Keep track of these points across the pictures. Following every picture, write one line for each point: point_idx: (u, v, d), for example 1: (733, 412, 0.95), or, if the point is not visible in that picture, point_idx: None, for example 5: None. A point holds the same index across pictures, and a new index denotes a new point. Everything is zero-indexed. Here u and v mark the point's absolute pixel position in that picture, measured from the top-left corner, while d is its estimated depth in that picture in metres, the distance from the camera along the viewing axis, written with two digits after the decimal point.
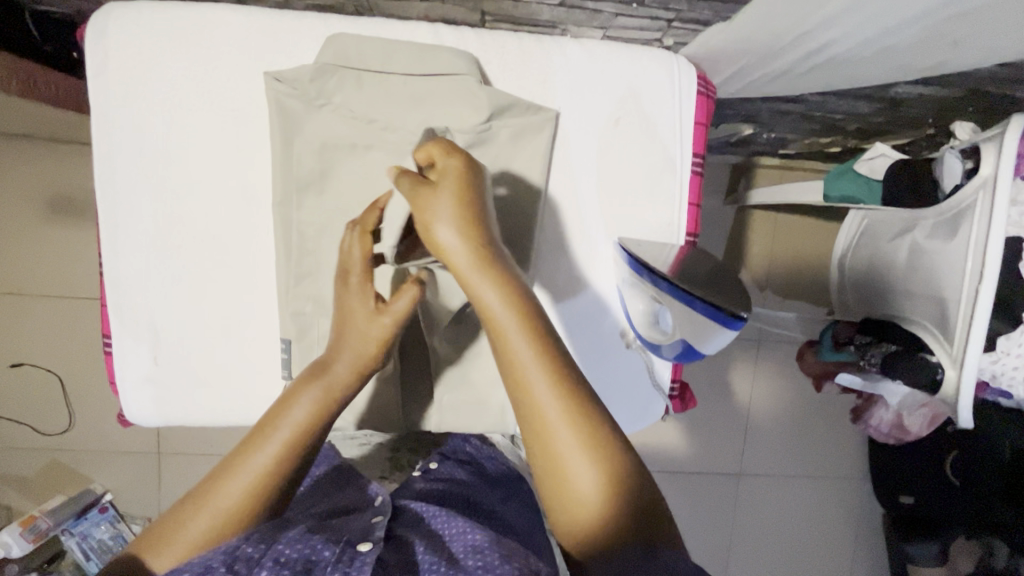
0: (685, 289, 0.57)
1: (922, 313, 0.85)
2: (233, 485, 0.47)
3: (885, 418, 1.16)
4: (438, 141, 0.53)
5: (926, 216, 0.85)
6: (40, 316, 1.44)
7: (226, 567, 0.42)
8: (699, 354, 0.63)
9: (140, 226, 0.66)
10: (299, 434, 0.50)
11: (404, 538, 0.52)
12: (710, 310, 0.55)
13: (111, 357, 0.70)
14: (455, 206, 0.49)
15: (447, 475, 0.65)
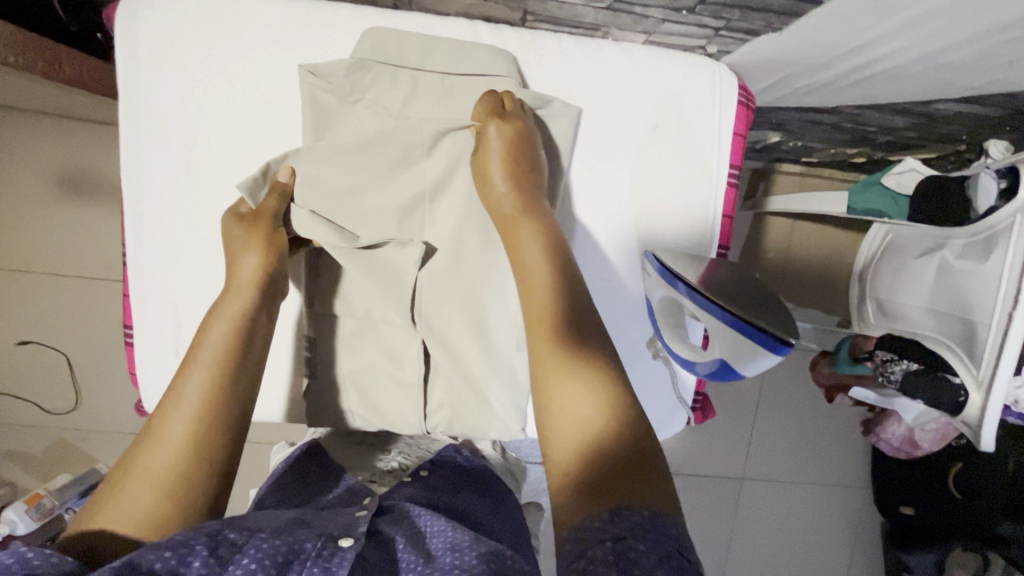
0: (728, 309, 0.57)
1: (946, 333, 0.84)
2: (178, 419, 0.50)
3: (898, 432, 1.16)
4: (490, 99, 0.62)
5: (956, 236, 0.83)
6: (51, 295, 1.43)
7: (207, 549, 0.42)
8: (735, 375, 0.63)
9: (167, 216, 0.65)
10: (221, 352, 0.54)
11: (388, 534, 0.52)
12: (754, 333, 0.55)
13: (131, 347, 0.69)
14: (501, 164, 0.61)
15: (437, 484, 0.65)
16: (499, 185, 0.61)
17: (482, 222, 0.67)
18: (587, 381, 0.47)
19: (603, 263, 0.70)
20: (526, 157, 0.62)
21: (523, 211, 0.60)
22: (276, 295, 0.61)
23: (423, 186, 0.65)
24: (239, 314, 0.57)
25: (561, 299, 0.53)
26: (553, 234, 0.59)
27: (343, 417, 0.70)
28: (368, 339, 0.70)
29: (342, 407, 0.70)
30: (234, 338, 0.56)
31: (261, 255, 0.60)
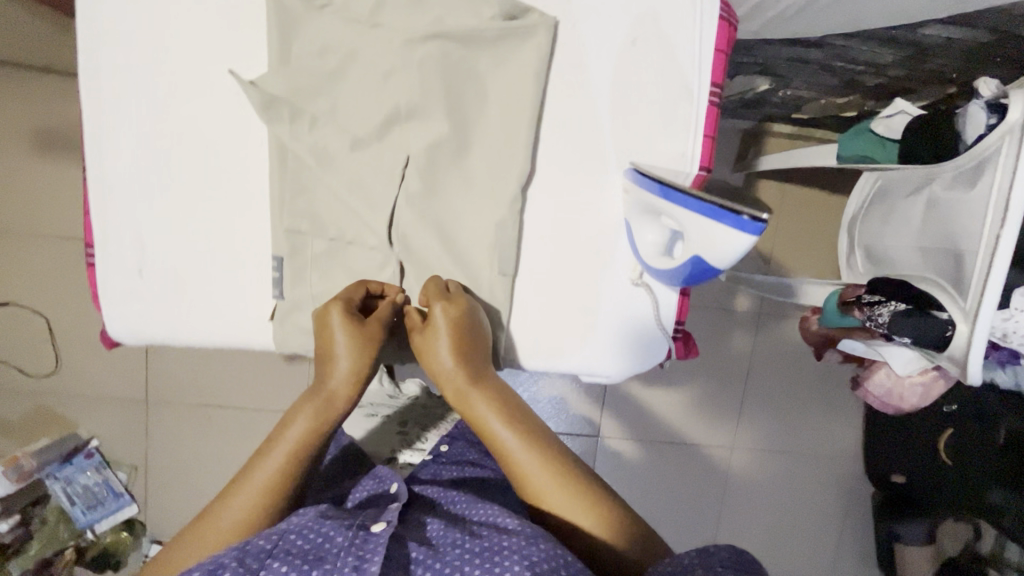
0: (693, 194, 0.54)
1: (935, 269, 0.82)
2: (247, 497, 0.58)
3: (884, 383, 1.12)
4: (434, 287, 0.65)
5: (944, 170, 0.81)
6: (30, 255, 1.40)
7: (237, 562, 0.50)
8: (709, 276, 0.58)
9: (129, 127, 0.63)
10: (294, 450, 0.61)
11: (420, 519, 0.62)
12: (719, 211, 0.51)
13: (92, 269, 0.66)
14: (449, 342, 0.63)
15: (454, 454, 0.78)
16: (446, 362, 0.63)
17: (454, 136, 0.65)
18: (588, 516, 0.61)
19: (574, 230, 0.69)
20: (473, 333, 0.64)
21: (475, 386, 0.64)
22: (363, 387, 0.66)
23: (394, 98, 0.63)
24: (322, 412, 0.63)
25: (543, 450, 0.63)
26: (508, 396, 0.66)
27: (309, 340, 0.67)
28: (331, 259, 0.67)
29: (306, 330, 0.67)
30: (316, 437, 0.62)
31: (358, 360, 0.63)
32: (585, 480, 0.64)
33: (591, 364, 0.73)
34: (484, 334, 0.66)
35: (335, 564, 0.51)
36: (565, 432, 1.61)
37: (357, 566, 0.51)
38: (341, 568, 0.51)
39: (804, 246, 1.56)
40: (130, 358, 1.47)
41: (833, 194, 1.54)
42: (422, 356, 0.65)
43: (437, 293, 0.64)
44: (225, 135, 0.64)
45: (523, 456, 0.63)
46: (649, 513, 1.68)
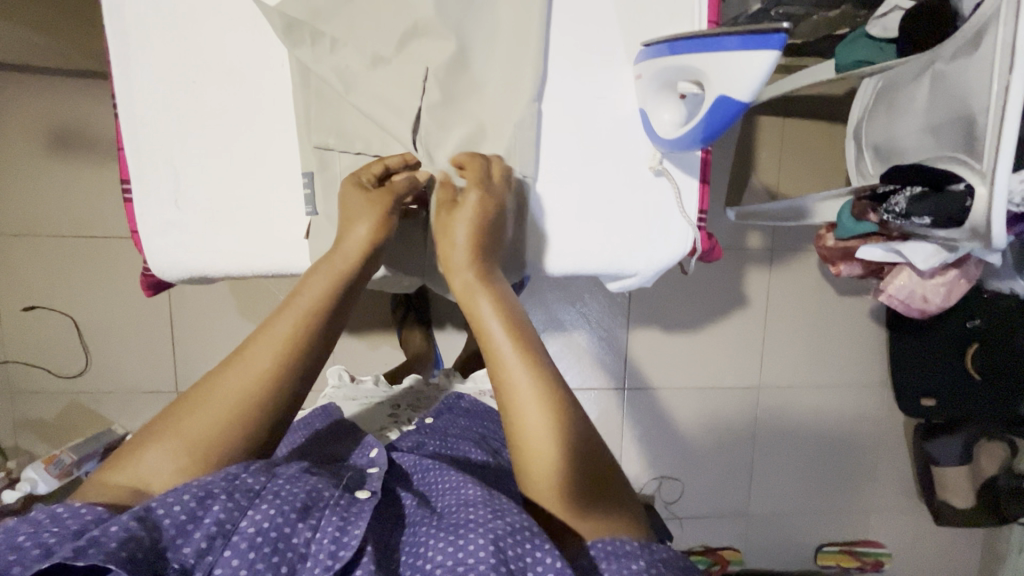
0: (696, 33, 0.57)
1: (948, 144, 0.84)
2: (254, 358, 0.53)
3: (908, 285, 1.12)
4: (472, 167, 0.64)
5: (943, 48, 0.83)
6: (52, 255, 1.43)
7: (226, 494, 0.48)
8: (732, 121, 0.59)
9: (158, 60, 0.65)
10: (304, 313, 0.56)
11: (397, 492, 0.61)
12: (735, 37, 0.54)
13: (130, 205, 0.68)
14: (467, 230, 0.61)
15: (439, 427, 0.81)
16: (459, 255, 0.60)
17: (468, 41, 0.67)
18: (567, 481, 0.52)
19: (591, 126, 0.71)
20: (491, 234, 0.63)
21: (484, 283, 0.59)
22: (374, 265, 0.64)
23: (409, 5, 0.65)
24: (337, 274, 0.60)
25: (534, 352, 0.54)
26: (516, 305, 0.58)
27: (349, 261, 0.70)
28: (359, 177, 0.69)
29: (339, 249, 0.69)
30: (329, 297, 0.58)
31: (372, 226, 0.63)
32: (586, 435, 0.54)
33: (623, 263, 0.74)
34: (501, 242, 0.64)
35: (318, 523, 0.49)
36: (592, 386, 1.62)
37: (341, 527, 0.49)
38: (325, 528, 0.49)
39: (809, 177, 1.57)
40: (158, 350, 1.49)
41: (833, 123, 1.55)
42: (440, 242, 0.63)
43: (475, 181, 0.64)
44: (249, 62, 0.67)
45: (509, 360, 0.54)
46: (683, 462, 1.68)
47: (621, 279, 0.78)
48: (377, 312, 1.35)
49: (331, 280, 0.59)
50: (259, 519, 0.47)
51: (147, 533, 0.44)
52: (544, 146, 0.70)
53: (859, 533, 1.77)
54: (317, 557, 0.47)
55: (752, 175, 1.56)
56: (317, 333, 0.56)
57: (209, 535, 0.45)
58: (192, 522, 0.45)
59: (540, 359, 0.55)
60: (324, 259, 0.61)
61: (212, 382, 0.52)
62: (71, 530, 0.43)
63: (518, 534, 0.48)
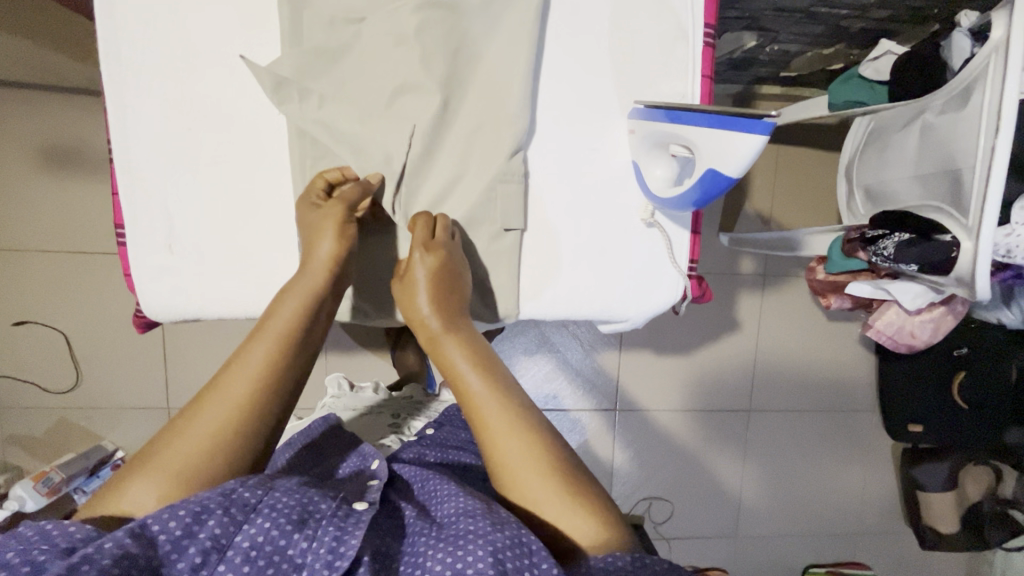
0: (711, 107, 0.57)
1: (936, 194, 0.85)
2: (234, 386, 0.54)
3: (896, 321, 1.14)
4: (425, 219, 0.66)
5: (933, 99, 0.84)
6: (44, 271, 1.42)
7: (222, 509, 0.46)
8: (718, 193, 0.60)
9: (153, 108, 0.65)
10: (283, 334, 0.58)
11: (398, 501, 0.60)
12: (739, 120, 0.54)
13: (124, 248, 0.68)
14: (428, 281, 0.63)
15: (440, 439, 0.79)
16: (424, 307, 0.62)
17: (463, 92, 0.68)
18: (555, 500, 0.52)
19: (584, 176, 0.72)
20: (450, 275, 0.65)
21: (449, 331, 0.61)
22: (342, 282, 0.65)
23: (404, 58, 0.66)
24: (309, 290, 0.61)
25: (505, 392, 0.57)
26: (483, 347, 0.61)
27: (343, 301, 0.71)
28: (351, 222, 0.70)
29: None
30: (303, 316, 0.59)
31: (335, 241, 0.63)
32: (564, 455, 0.55)
33: (614, 310, 0.75)
34: (465, 287, 0.66)
35: (314, 533, 0.48)
36: (583, 407, 1.62)
37: (338, 537, 0.48)
38: (321, 539, 0.47)
39: (802, 204, 1.58)
40: (149, 367, 1.49)
41: (826, 151, 1.57)
42: (404, 306, 0.65)
43: (423, 239, 0.64)
44: (245, 108, 0.67)
45: (486, 400, 0.56)
46: (673, 482, 1.69)
47: (612, 322, 0.78)
48: (370, 334, 1.35)
49: (303, 298, 0.60)
50: (254, 533, 0.46)
51: (142, 551, 0.43)
52: (537, 194, 0.71)
53: (846, 554, 1.78)
54: (314, 564, 0.46)
55: (745, 201, 1.57)
56: (295, 347, 0.58)
57: (204, 550, 0.44)
58: (187, 537, 0.44)
59: (509, 395, 0.57)
60: (294, 280, 0.62)
61: (191, 411, 0.53)
62: (60, 548, 0.42)
63: (518, 544, 0.47)
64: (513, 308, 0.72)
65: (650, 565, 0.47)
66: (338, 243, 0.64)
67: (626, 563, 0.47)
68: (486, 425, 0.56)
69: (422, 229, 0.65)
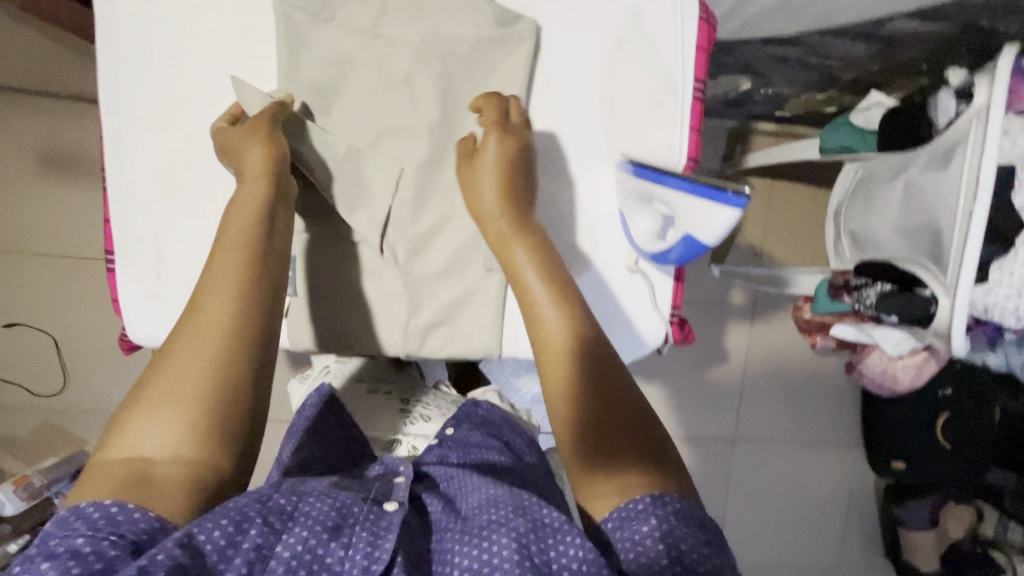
0: (690, 177, 0.60)
1: (916, 249, 0.87)
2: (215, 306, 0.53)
3: (879, 366, 1.16)
4: (491, 102, 0.65)
5: (918, 156, 0.86)
6: (37, 273, 1.42)
7: (261, 518, 0.45)
8: (703, 248, 0.62)
9: (147, 140, 0.67)
10: (243, 247, 0.57)
11: (426, 495, 0.55)
12: (717, 195, 0.58)
13: (113, 274, 0.69)
14: (495, 181, 0.65)
15: (457, 440, 0.65)
16: (489, 199, 0.65)
17: (456, 137, 0.69)
18: (596, 408, 0.54)
19: (568, 225, 0.73)
20: (522, 170, 0.66)
21: (516, 230, 0.64)
22: (287, 186, 0.62)
23: (400, 104, 0.67)
24: (258, 201, 0.60)
25: (561, 295, 0.61)
26: (546, 251, 0.64)
27: (328, 335, 0.71)
28: (339, 258, 0.71)
29: (322, 327, 0.71)
30: (258, 225, 0.58)
31: (264, 148, 0.61)
32: (607, 370, 0.57)
33: None
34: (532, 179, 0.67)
35: (349, 541, 0.46)
36: None
37: (371, 542, 0.46)
38: (356, 545, 0.46)
39: (792, 239, 1.60)
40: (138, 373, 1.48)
41: (818, 188, 1.59)
42: (466, 191, 0.67)
43: (493, 123, 0.65)
44: None
45: (538, 293, 0.61)
46: None
47: None
48: None
49: (253, 211, 0.59)
50: (293, 543, 0.44)
51: (191, 562, 0.41)
52: None
53: None
54: (351, 571, 0.44)
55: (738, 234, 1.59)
56: (257, 252, 0.57)
57: (247, 562, 0.42)
58: (230, 548, 0.43)
59: (567, 295, 0.61)
60: (235, 199, 0.60)
61: (167, 349, 0.51)
62: (127, 540, 0.41)
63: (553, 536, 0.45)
64: (497, 349, 0.72)
65: (665, 506, 0.47)
66: (267, 149, 0.61)
67: (646, 505, 0.47)
68: (552, 355, 0.58)
69: (491, 110, 0.65)
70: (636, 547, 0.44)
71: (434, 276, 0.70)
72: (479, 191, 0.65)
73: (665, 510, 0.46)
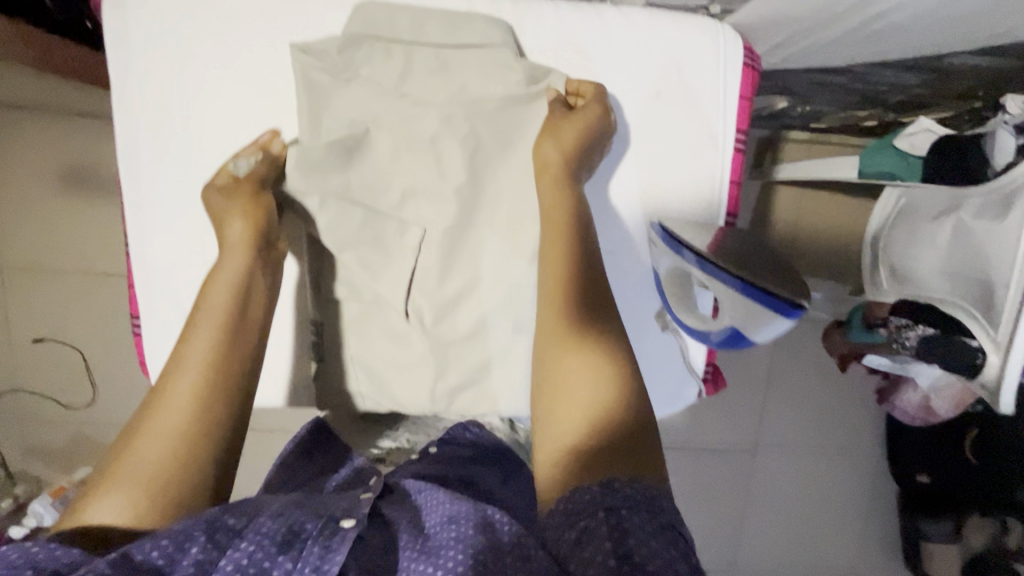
0: (740, 277, 0.55)
1: (963, 294, 0.83)
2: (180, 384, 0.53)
3: (915, 399, 1.12)
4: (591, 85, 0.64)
5: (971, 195, 0.81)
6: (48, 287, 1.37)
7: (206, 536, 0.42)
8: (746, 342, 0.59)
9: (168, 204, 0.65)
10: (220, 320, 0.57)
11: (392, 513, 0.51)
12: (771, 301, 0.53)
13: (140, 339, 0.69)
14: (570, 132, 0.61)
15: (445, 456, 0.65)
16: (552, 144, 0.61)
17: (486, 196, 0.66)
18: (597, 372, 0.49)
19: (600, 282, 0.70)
20: (593, 144, 0.62)
21: (564, 170, 0.61)
22: (270, 257, 0.62)
23: (426, 163, 0.64)
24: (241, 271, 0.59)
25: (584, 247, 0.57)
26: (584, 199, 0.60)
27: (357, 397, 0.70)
28: (366, 321, 0.69)
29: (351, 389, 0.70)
30: (234, 297, 0.58)
31: (246, 218, 0.61)
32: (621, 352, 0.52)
33: None
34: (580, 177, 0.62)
35: (300, 553, 0.43)
36: None
37: (321, 557, 0.43)
38: (306, 560, 0.43)
39: None
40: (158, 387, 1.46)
41: None
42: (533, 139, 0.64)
43: (599, 106, 0.62)
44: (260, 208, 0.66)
45: (564, 227, 0.58)
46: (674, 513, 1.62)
47: None
48: None
49: (230, 284, 0.59)
50: (239, 556, 0.42)
51: None
52: None
53: None
54: None
55: None
56: (233, 325, 0.57)
57: None
58: (170, 567, 0.40)
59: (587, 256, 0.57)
60: (216, 270, 0.60)
61: (137, 426, 0.51)
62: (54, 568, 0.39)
63: (527, 548, 0.40)
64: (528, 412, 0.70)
65: (621, 491, 0.41)
66: (249, 219, 0.61)
67: (596, 495, 0.41)
68: (555, 227, 0.58)
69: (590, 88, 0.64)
70: (577, 539, 0.38)
71: (463, 339, 0.68)
72: (550, 133, 0.62)
73: (611, 499, 0.40)
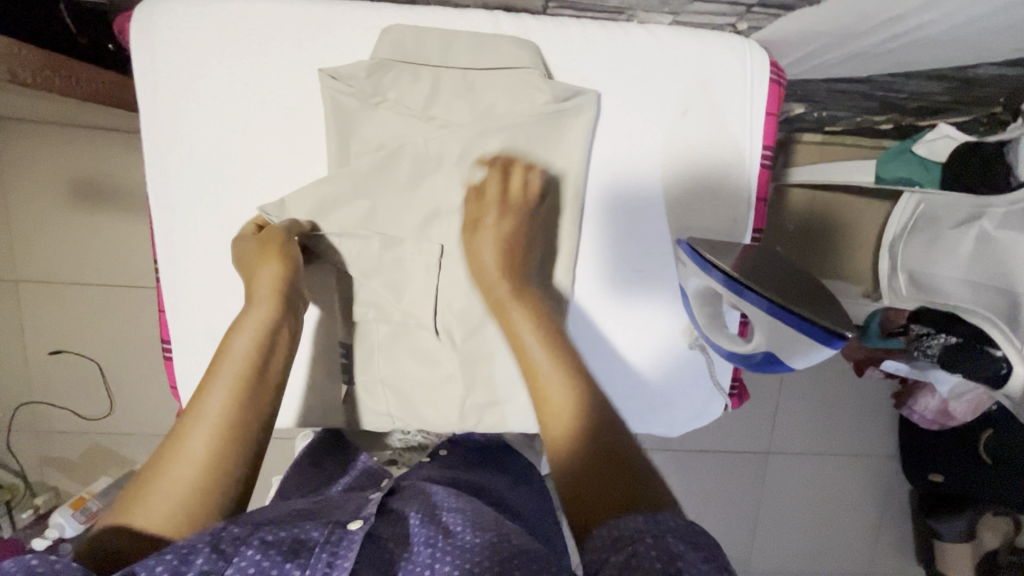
0: (771, 298, 0.54)
1: (986, 303, 0.83)
2: (195, 438, 0.50)
3: (931, 404, 1.12)
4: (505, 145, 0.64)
5: (993, 203, 0.81)
6: (59, 299, 1.33)
7: (211, 546, 0.41)
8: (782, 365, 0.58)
9: (197, 228, 0.65)
10: (240, 370, 0.54)
11: (402, 509, 0.52)
12: (816, 331, 0.51)
13: (170, 361, 0.69)
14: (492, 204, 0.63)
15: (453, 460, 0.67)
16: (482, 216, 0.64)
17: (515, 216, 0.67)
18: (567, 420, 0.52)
19: (625, 298, 0.70)
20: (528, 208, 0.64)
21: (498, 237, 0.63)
22: (295, 305, 0.61)
23: (454, 185, 0.65)
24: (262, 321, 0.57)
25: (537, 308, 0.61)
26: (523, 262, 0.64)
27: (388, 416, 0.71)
28: (396, 340, 0.70)
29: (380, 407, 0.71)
30: (255, 348, 0.56)
31: (278, 264, 0.60)
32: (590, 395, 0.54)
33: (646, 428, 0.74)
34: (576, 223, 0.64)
35: (308, 561, 0.42)
36: None
37: (330, 562, 0.42)
38: (315, 567, 0.42)
39: None
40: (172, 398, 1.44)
41: None
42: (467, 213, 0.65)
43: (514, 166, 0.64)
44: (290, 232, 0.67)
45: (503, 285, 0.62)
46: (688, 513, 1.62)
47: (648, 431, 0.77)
48: None
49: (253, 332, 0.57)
50: (245, 564, 0.40)
51: None
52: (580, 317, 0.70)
53: None
54: None
55: None
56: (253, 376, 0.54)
57: None
58: None
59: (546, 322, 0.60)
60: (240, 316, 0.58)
61: (149, 479, 0.48)
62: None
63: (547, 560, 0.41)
64: None
65: (663, 521, 0.41)
66: (280, 266, 0.61)
67: (640, 525, 0.41)
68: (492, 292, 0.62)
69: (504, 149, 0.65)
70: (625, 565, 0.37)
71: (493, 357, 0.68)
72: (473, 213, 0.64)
73: (656, 530, 0.40)
